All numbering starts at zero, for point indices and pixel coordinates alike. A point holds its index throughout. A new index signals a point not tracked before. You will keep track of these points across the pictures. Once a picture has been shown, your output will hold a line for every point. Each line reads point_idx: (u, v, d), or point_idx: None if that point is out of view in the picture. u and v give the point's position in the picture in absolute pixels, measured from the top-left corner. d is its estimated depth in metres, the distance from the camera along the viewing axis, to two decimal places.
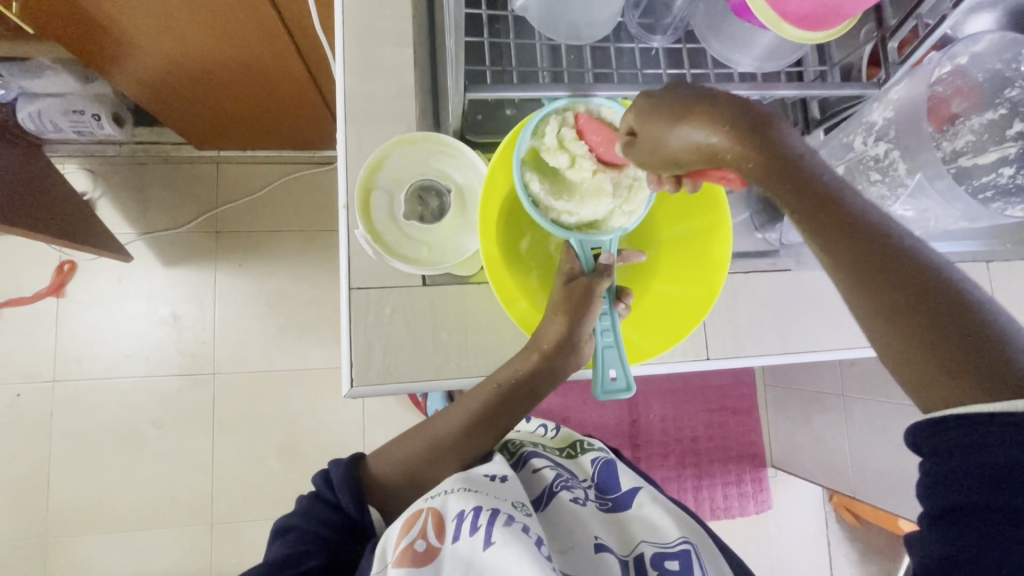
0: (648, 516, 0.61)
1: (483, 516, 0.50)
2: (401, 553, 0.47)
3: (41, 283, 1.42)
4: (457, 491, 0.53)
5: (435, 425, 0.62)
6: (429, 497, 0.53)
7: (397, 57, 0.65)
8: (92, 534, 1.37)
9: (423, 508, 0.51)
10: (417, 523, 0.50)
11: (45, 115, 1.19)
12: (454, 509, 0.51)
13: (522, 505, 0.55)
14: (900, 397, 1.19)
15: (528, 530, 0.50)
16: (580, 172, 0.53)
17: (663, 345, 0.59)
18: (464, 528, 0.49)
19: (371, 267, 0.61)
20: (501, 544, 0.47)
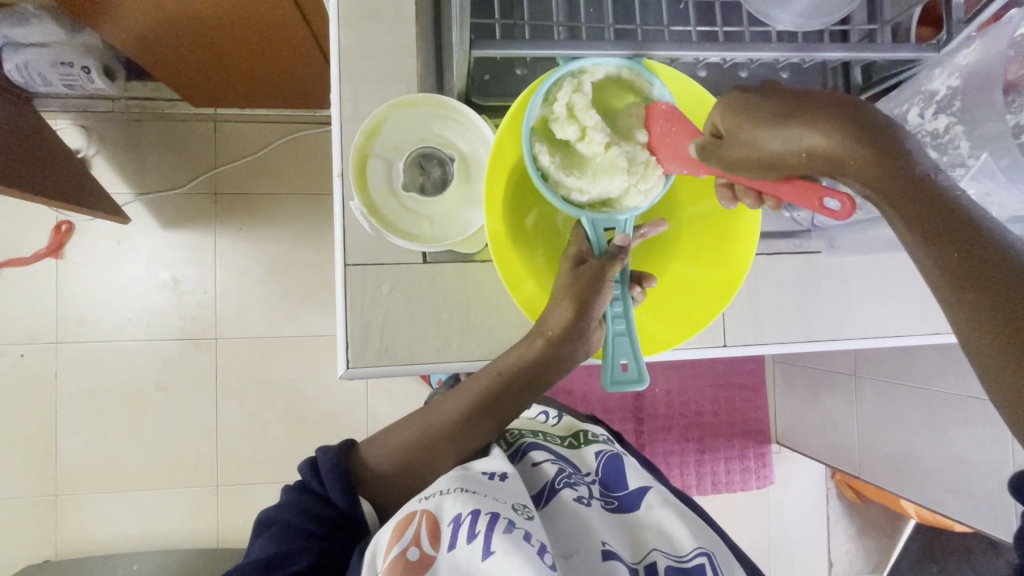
0: (659, 520, 0.59)
1: (481, 522, 0.48)
2: (391, 563, 0.45)
3: (40, 243, 1.39)
4: (453, 492, 0.51)
5: (435, 410, 0.59)
6: (424, 498, 0.52)
7: (398, 7, 0.59)
8: (101, 491, 1.40)
9: (417, 511, 0.49)
10: (410, 527, 0.48)
11: (33, 67, 1.13)
12: (450, 512, 0.49)
13: (523, 507, 0.53)
14: (916, 380, 1.16)
15: (528, 536, 0.48)
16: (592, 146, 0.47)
17: (681, 332, 0.56)
18: (460, 535, 0.47)
19: (368, 242, 0.57)
20: (500, 555, 0.45)
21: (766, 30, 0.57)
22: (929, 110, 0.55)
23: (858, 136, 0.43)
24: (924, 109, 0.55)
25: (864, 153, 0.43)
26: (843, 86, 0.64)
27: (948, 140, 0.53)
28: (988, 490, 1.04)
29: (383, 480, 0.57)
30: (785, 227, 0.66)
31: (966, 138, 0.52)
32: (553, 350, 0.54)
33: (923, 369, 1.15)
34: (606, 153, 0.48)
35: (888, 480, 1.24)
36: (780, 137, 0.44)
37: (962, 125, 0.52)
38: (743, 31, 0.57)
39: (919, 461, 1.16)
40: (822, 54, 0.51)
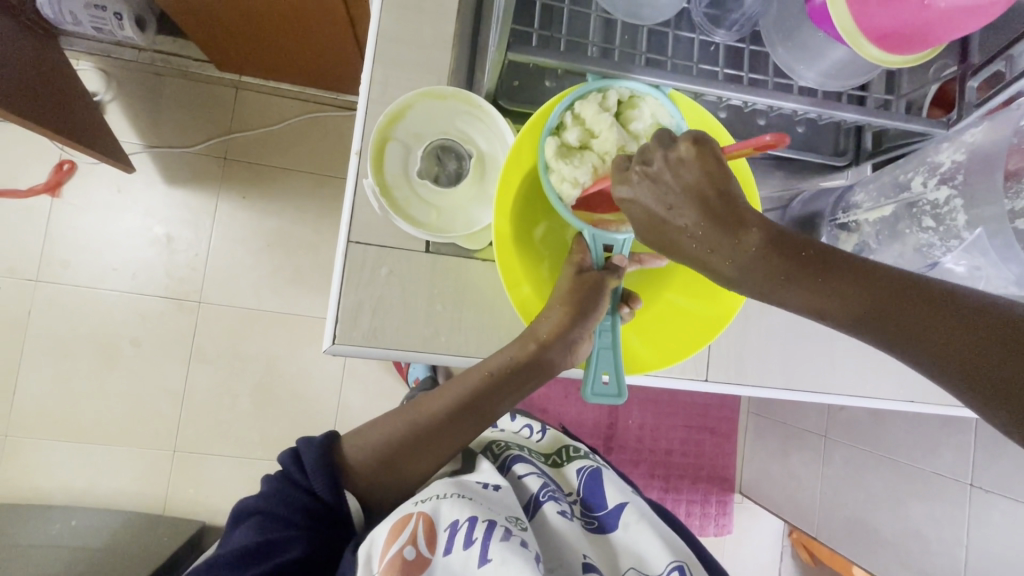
0: (635, 538, 0.58)
1: (478, 529, 0.48)
2: (390, 562, 0.45)
3: (39, 179, 1.38)
4: (450, 497, 0.51)
5: (417, 408, 0.57)
6: (420, 501, 0.52)
7: (440, 2, 0.60)
8: (54, 440, 1.36)
9: (414, 512, 0.49)
10: (407, 528, 0.48)
11: (66, 5, 1.15)
12: (447, 517, 0.49)
13: (516, 519, 0.53)
14: (882, 448, 1.18)
15: (525, 543, 0.49)
16: (593, 154, 0.50)
17: (666, 360, 0.56)
18: (456, 541, 0.47)
19: (375, 222, 0.57)
20: (496, 563, 0.45)
21: (790, 82, 0.60)
22: (932, 180, 0.53)
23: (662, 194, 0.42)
24: (928, 179, 0.53)
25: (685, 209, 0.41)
26: (852, 147, 0.65)
27: (947, 212, 0.52)
28: (939, 567, 1.06)
29: (356, 470, 0.54)
30: None
31: (965, 211, 0.50)
32: (545, 354, 0.54)
33: (890, 439, 1.17)
34: (601, 159, 0.50)
35: (844, 543, 1.25)
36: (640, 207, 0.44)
37: (961, 199, 0.51)
38: (768, 80, 0.59)
39: (877, 531, 1.18)
40: (841, 114, 0.54)
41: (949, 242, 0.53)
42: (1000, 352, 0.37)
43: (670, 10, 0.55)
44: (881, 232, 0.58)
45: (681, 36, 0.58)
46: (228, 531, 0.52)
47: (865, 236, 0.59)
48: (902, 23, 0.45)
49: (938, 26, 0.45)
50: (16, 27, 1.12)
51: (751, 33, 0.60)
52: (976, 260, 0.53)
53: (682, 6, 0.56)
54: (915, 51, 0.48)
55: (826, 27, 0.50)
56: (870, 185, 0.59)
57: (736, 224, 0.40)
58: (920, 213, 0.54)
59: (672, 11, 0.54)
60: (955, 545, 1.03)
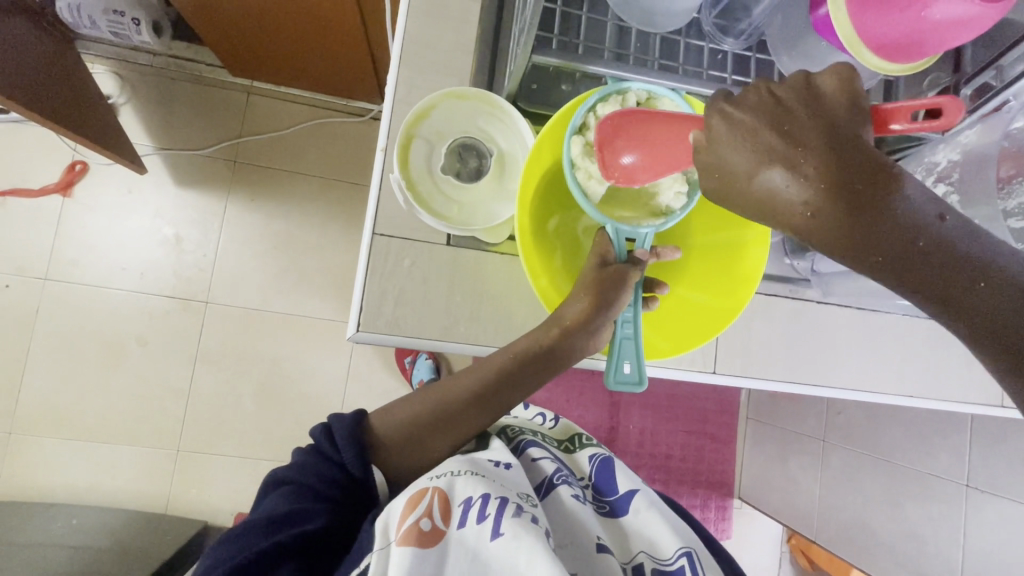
0: (644, 524, 0.60)
1: (491, 505, 0.50)
2: (406, 532, 0.46)
3: (50, 179, 1.40)
4: (464, 474, 0.53)
5: (442, 390, 0.59)
6: (434, 476, 0.53)
7: (464, 9, 0.63)
8: (58, 438, 1.36)
9: (430, 487, 0.50)
10: (423, 501, 0.49)
11: (85, 10, 1.18)
12: (461, 493, 0.50)
13: (527, 496, 0.54)
14: (879, 451, 1.20)
15: (535, 519, 0.51)
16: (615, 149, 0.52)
17: (682, 347, 0.58)
18: (471, 515, 0.49)
19: (398, 215, 0.60)
20: (509, 537, 0.47)
21: None
22: (929, 178, 0.56)
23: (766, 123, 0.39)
24: (927, 178, 0.56)
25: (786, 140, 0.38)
26: None
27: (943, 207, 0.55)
28: (936, 568, 1.08)
29: (383, 452, 0.56)
30: (783, 272, 0.70)
31: (960, 203, 0.53)
32: (568, 341, 0.56)
33: (887, 442, 1.19)
34: None
35: (843, 546, 1.27)
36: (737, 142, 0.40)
37: (957, 195, 0.53)
38: None
39: (876, 534, 1.20)
40: None
41: None
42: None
43: (682, 19, 0.58)
44: None
45: (691, 43, 0.62)
46: (260, 497, 0.54)
47: None
48: (899, 33, 0.48)
49: (934, 37, 0.48)
50: (35, 29, 1.15)
51: (757, 42, 0.63)
52: None
53: (693, 16, 0.60)
54: (912, 60, 0.51)
55: (828, 36, 0.54)
56: None
57: (839, 165, 0.37)
58: None
59: (684, 20, 0.58)
60: (952, 546, 1.05)
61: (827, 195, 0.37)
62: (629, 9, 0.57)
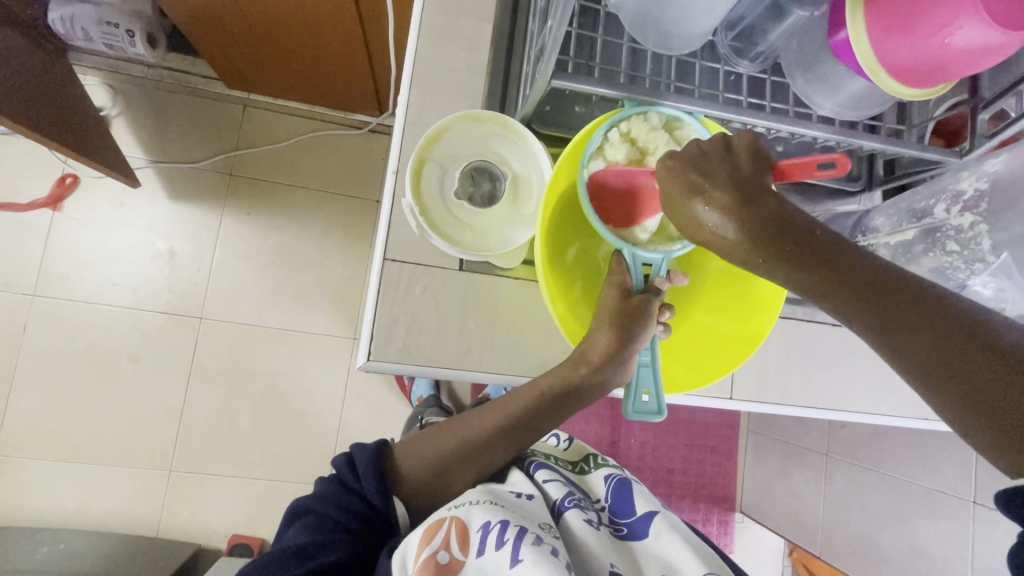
0: (665, 549, 0.57)
1: (510, 531, 0.46)
2: (423, 564, 0.45)
3: (40, 193, 1.36)
4: (482, 502, 0.50)
5: (467, 423, 0.58)
6: (453, 506, 0.51)
7: (475, 30, 0.62)
8: (45, 459, 1.32)
9: (447, 517, 0.49)
10: (440, 532, 0.47)
11: (78, 21, 1.16)
12: (479, 520, 0.48)
13: (548, 527, 0.52)
14: (883, 466, 1.20)
15: (556, 550, 0.47)
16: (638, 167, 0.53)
17: (704, 378, 0.57)
18: (489, 542, 0.46)
19: (410, 240, 0.58)
20: (528, 564, 0.44)
21: (809, 111, 0.62)
22: (955, 207, 0.55)
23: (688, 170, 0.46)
24: (950, 206, 0.56)
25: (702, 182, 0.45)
26: (865, 173, 0.67)
27: (972, 237, 0.54)
28: None
29: (401, 486, 0.54)
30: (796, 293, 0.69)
31: (989, 236, 0.53)
32: (597, 376, 0.55)
33: (892, 457, 1.19)
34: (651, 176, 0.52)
35: (847, 560, 1.27)
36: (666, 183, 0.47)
37: (986, 225, 0.53)
38: (788, 109, 0.62)
39: (881, 548, 1.19)
40: (864, 142, 0.56)
41: (971, 265, 0.55)
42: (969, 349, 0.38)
43: (696, 42, 0.58)
44: (898, 253, 0.60)
45: (706, 65, 0.61)
46: (280, 530, 0.52)
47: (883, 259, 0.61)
48: (920, 61, 0.48)
49: (955, 67, 0.48)
50: (26, 41, 1.12)
51: (771, 65, 0.63)
52: (1001, 282, 0.54)
53: (709, 38, 0.60)
54: (931, 86, 0.51)
55: (847, 60, 0.53)
56: (889, 210, 0.62)
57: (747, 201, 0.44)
58: (943, 238, 0.56)
59: (699, 44, 0.58)
60: (960, 562, 1.05)
61: (738, 223, 0.44)
62: (643, 31, 0.56)
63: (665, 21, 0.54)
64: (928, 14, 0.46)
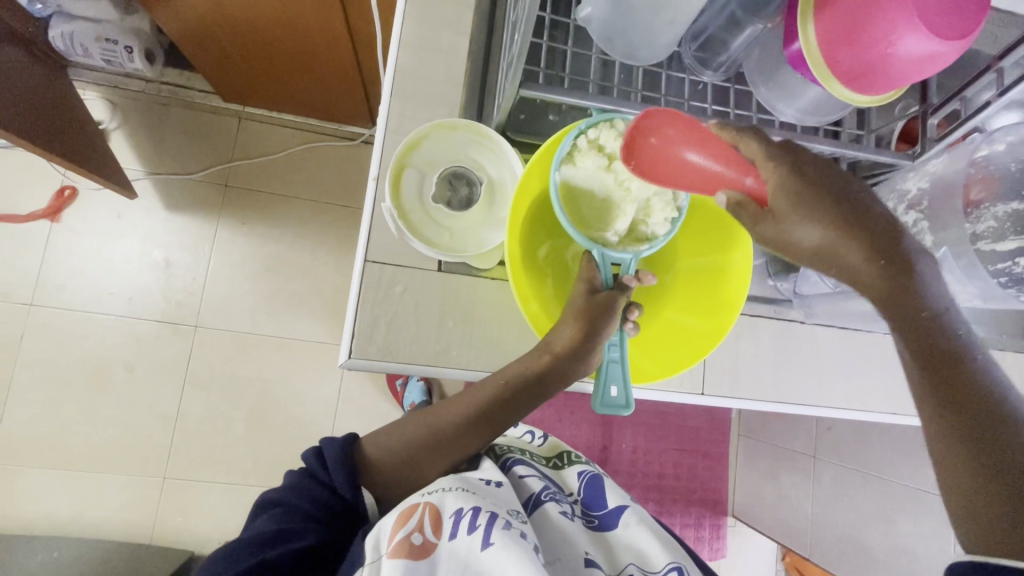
0: (634, 538, 0.60)
1: (482, 516, 0.49)
2: (397, 546, 0.46)
3: (39, 205, 1.39)
4: (455, 490, 0.53)
5: (439, 412, 0.60)
6: (426, 492, 0.53)
7: (453, 44, 0.65)
8: (40, 467, 1.33)
9: (420, 503, 0.50)
10: (414, 516, 0.49)
11: (77, 38, 1.19)
12: (451, 506, 0.50)
13: (517, 512, 0.54)
14: (869, 468, 1.22)
15: (524, 534, 0.50)
16: (606, 173, 0.54)
17: (666, 370, 0.59)
18: (461, 527, 0.49)
19: (390, 242, 0.61)
20: (499, 548, 0.47)
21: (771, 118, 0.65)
22: (901, 206, 0.59)
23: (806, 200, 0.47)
24: (899, 206, 0.60)
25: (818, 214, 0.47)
26: None
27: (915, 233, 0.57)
28: None
29: (375, 471, 0.57)
30: (766, 293, 0.73)
31: (931, 233, 0.56)
32: (558, 366, 0.57)
33: (877, 458, 1.21)
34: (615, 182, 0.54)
35: (835, 562, 1.28)
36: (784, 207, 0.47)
37: (927, 222, 0.57)
38: (751, 115, 0.65)
39: (868, 549, 1.20)
40: (817, 145, 0.59)
41: None
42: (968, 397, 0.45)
43: (661, 53, 0.61)
44: None
45: (673, 75, 0.64)
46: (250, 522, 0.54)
47: None
48: (867, 70, 0.51)
49: (900, 74, 0.51)
50: (27, 57, 1.16)
51: (735, 74, 0.66)
52: (945, 276, 0.58)
53: (674, 49, 0.63)
54: (880, 92, 0.53)
55: (803, 69, 0.56)
56: None
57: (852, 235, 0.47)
58: None
59: (664, 54, 0.61)
60: (943, 561, 1.06)
61: (843, 236, 0.47)
62: (612, 44, 0.59)
63: (630, 34, 0.57)
64: (871, 27, 0.48)
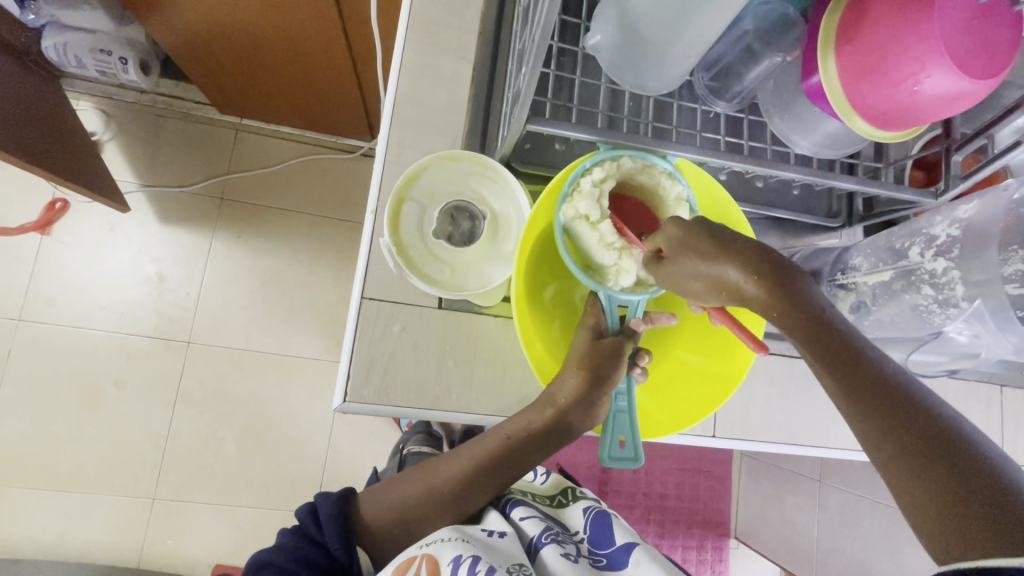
0: None
1: (481, 562, 0.45)
2: None
3: (29, 217, 1.36)
4: (453, 539, 0.49)
5: (441, 462, 0.57)
6: (424, 544, 0.49)
7: (456, 70, 0.63)
8: (25, 487, 1.30)
9: (417, 554, 0.47)
10: (410, 569, 0.46)
11: (70, 48, 1.17)
12: (449, 554, 0.47)
13: (519, 566, 0.48)
14: (876, 493, 1.19)
15: None
16: (592, 230, 0.51)
17: (682, 421, 0.56)
18: (459, 575, 0.45)
19: (389, 278, 0.58)
20: None
21: (787, 151, 0.63)
22: (929, 252, 0.56)
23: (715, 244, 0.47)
24: (925, 250, 0.56)
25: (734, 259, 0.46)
26: (845, 210, 0.68)
27: (945, 282, 0.55)
28: None
29: (370, 529, 0.54)
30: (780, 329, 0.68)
31: (962, 282, 0.53)
32: (564, 416, 0.54)
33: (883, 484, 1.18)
34: (606, 239, 0.51)
35: None
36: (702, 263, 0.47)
37: (958, 271, 0.54)
38: (766, 148, 0.62)
39: None
40: (838, 182, 0.56)
41: (947, 309, 0.56)
42: (866, 374, 0.45)
43: (674, 83, 0.58)
44: (879, 293, 0.61)
45: (684, 106, 0.61)
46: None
47: (864, 295, 0.62)
48: (894, 107, 0.48)
49: (927, 113, 0.48)
50: (17, 67, 1.13)
51: (749, 104, 0.64)
52: (976, 329, 0.55)
53: (687, 78, 0.60)
54: (905, 128, 0.51)
55: (822, 103, 0.54)
56: (865, 249, 0.63)
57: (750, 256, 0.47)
58: (918, 281, 0.57)
59: (676, 85, 0.58)
60: None
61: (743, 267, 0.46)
62: (621, 74, 0.56)
63: (642, 63, 0.55)
64: (899, 62, 0.46)
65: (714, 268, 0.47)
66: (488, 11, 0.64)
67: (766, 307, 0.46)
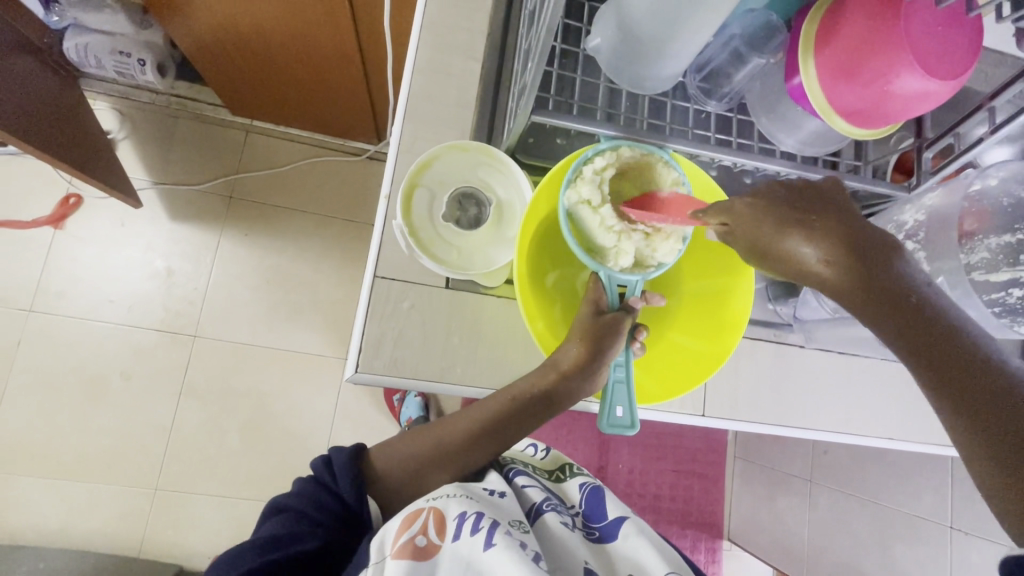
0: (634, 550, 0.59)
1: (484, 519, 0.49)
2: (401, 547, 0.46)
3: (42, 212, 1.40)
4: (458, 496, 0.52)
5: (446, 425, 0.61)
6: (431, 497, 0.53)
7: (465, 69, 0.68)
8: (29, 476, 1.32)
9: (425, 507, 0.50)
10: (418, 519, 0.49)
11: (91, 49, 1.22)
12: (455, 509, 0.50)
13: (519, 523, 0.52)
14: (864, 493, 1.22)
15: (525, 545, 0.48)
16: (594, 213, 0.54)
17: (670, 391, 0.60)
18: (464, 528, 0.48)
19: (400, 260, 0.62)
20: (500, 549, 0.46)
21: (773, 148, 0.67)
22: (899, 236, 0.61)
23: (785, 221, 0.48)
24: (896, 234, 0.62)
25: (811, 235, 0.47)
26: None
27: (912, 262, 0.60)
28: None
29: (381, 488, 0.58)
30: (766, 317, 0.73)
31: (927, 261, 0.58)
32: (565, 383, 0.58)
33: (871, 484, 1.21)
34: (608, 222, 0.54)
35: None
36: (776, 238, 0.48)
37: (923, 252, 0.59)
38: (754, 144, 0.66)
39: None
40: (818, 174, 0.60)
41: None
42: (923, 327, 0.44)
43: (667, 83, 0.63)
44: None
45: (677, 105, 0.66)
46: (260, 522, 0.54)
47: None
48: (868, 106, 0.53)
49: (897, 111, 0.53)
50: (39, 66, 1.17)
51: (737, 105, 0.68)
52: None
53: (680, 79, 0.65)
54: (879, 126, 0.56)
55: (804, 103, 0.59)
56: None
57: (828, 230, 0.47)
58: None
59: (670, 85, 0.63)
60: None
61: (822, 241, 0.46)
62: (618, 73, 0.61)
63: (637, 64, 0.59)
64: (871, 65, 0.50)
65: (789, 241, 0.48)
66: (495, 16, 0.69)
67: (848, 282, 0.46)
